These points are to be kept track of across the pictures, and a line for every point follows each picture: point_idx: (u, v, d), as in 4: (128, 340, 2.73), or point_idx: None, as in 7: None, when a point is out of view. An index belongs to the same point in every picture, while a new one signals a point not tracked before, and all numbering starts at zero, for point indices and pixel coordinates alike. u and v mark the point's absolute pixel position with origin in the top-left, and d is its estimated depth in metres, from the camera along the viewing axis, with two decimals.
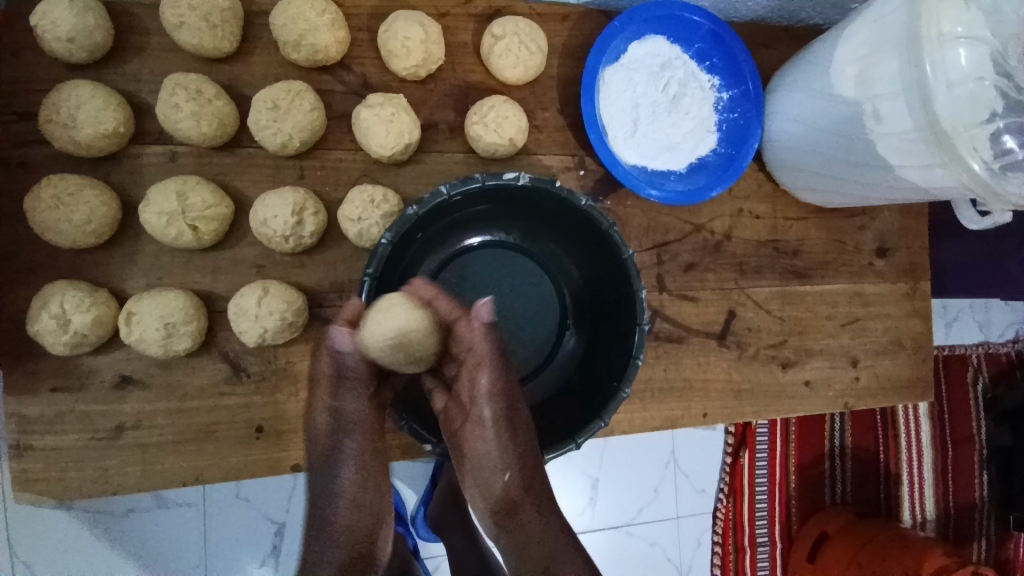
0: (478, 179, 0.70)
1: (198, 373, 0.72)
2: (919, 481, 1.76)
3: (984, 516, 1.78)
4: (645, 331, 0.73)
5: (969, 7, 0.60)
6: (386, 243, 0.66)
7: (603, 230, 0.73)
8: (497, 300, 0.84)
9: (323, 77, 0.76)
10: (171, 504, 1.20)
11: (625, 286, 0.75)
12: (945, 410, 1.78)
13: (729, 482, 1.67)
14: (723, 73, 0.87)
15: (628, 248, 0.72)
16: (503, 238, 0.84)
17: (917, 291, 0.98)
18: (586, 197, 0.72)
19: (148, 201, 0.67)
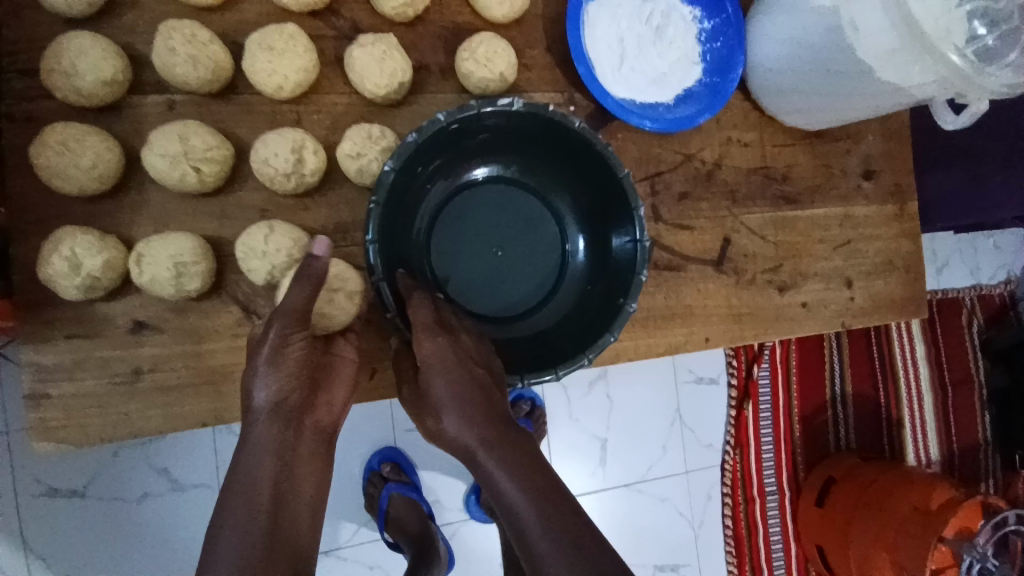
0: (474, 106, 0.72)
1: (210, 316, 0.74)
2: (921, 423, 1.79)
3: (988, 455, 1.82)
4: (646, 245, 0.76)
5: None
6: (390, 172, 0.69)
7: (598, 151, 0.75)
8: (500, 231, 0.87)
9: (315, 23, 0.77)
10: (186, 487, 1.22)
11: (623, 205, 0.78)
12: (942, 353, 1.81)
13: (735, 434, 1.70)
14: (703, 4, 0.89)
15: (625, 168, 0.75)
16: (501, 172, 0.87)
17: (905, 212, 1.01)
18: (579, 119, 0.74)
19: (151, 144, 0.68)
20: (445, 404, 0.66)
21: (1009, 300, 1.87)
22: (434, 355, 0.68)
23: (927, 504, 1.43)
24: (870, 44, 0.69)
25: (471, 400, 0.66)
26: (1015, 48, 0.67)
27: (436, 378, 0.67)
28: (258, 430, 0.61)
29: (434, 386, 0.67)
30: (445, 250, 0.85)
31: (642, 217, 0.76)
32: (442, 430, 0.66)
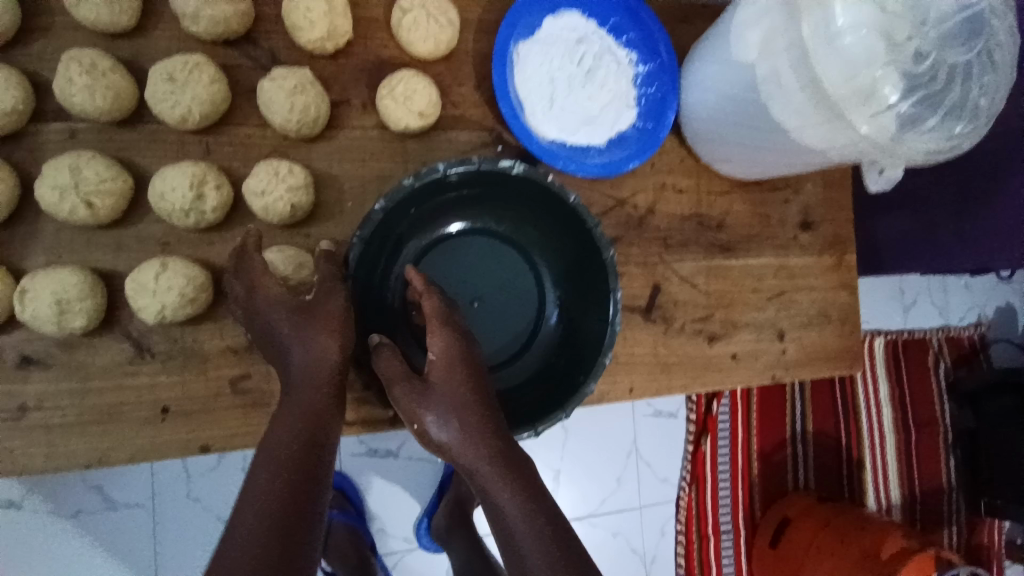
0: (476, 163, 0.72)
1: (101, 352, 0.71)
2: (883, 465, 1.76)
3: (951, 499, 1.80)
4: (616, 330, 0.74)
5: None
6: (379, 210, 0.69)
7: (588, 227, 0.74)
8: (478, 287, 0.83)
9: (229, 51, 0.75)
10: (120, 505, 1.17)
11: (603, 285, 0.76)
12: (908, 395, 1.79)
13: (691, 469, 1.67)
14: (639, 48, 0.88)
15: (611, 249, 0.73)
16: (494, 228, 0.84)
17: (843, 263, 1.00)
18: (575, 193, 0.74)
19: (42, 175, 0.66)
20: (454, 413, 0.62)
21: (979, 342, 1.86)
22: (449, 366, 0.65)
23: (880, 553, 1.41)
24: (783, 102, 0.67)
25: (472, 405, 0.63)
26: (936, 112, 0.62)
27: (444, 375, 0.64)
28: (289, 403, 0.61)
29: (443, 389, 0.63)
30: None
31: (618, 300, 0.74)
32: (436, 435, 0.62)
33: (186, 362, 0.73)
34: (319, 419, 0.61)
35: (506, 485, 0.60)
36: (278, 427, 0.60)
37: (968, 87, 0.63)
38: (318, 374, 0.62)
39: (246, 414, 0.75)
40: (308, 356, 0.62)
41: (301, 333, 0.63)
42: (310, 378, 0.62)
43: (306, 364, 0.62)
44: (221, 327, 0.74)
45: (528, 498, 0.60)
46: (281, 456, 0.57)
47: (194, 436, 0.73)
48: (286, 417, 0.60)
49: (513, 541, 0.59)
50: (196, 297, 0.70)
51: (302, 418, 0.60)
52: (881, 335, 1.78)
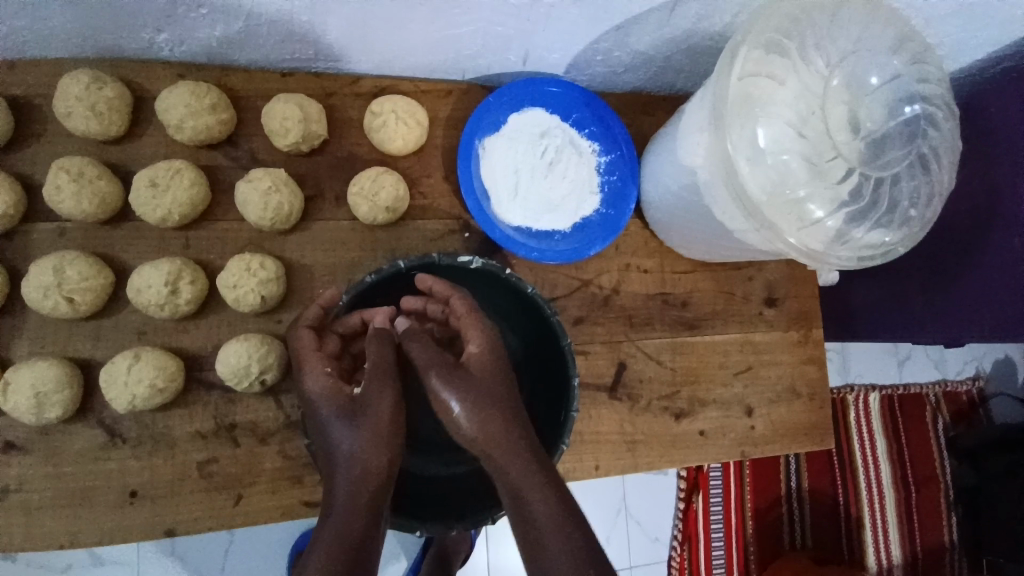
0: (435, 259, 0.76)
1: (75, 438, 0.74)
2: (883, 524, 1.72)
3: (955, 559, 1.75)
4: (575, 416, 0.76)
5: (783, 88, 0.63)
6: (342, 305, 0.75)
7: (546, 317, 0.77)
8: None
9: (211, 153, 0.81)
10: (105, 562, 1.17)
11: (561, 371, 0.79)
12: (906, 452, 1.75)
13: (683, 528, 1.62)
14: (602, 139, 0.93)
15: (567, 337, 0.76)
16: None
17: (810, 338, 1.01)
18: (533, 284, 0.77)
19: (28, 275, 0.71)
20: (485, 403, 0.66)
21: (978, 397, 1.83)
22: (484, 362, 0.71)
23: None
24: (723, 208, 0.72)
25: (502, 402, 0.68)
26: (862, 223, 0.66)
27: (480, 367, 0.69)
28: (340, 485, 0.63)
29: (477, 381, 0.68)
30: None
31: (576, 387, 0.76)
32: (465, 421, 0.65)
33: (156, 448, 0.76)
34: (370, 505, 0.62)
35: (533, 488, 0.62)
36: (330, 515, 0.61)
37: (895, 196, 0.67)
38: (363, 466, 0.63)
39: (213, 497, 0.77)
40: (356, 443, 0.65)
41: (350, 421, 0.66)
42: (361, 465, 0.63)
43: (358, 450, 0.64)
44: (191, 411, 0.77)
45: (557, 503, 0.62)
46: (333, 542, 0.58)
47: (161, 520, 0.75)
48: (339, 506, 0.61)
49: (544, 551, 0.59)
50: (166, 386, 0.73)
51: (354, 504, 0.62)
52: (876, 390, 1.75)
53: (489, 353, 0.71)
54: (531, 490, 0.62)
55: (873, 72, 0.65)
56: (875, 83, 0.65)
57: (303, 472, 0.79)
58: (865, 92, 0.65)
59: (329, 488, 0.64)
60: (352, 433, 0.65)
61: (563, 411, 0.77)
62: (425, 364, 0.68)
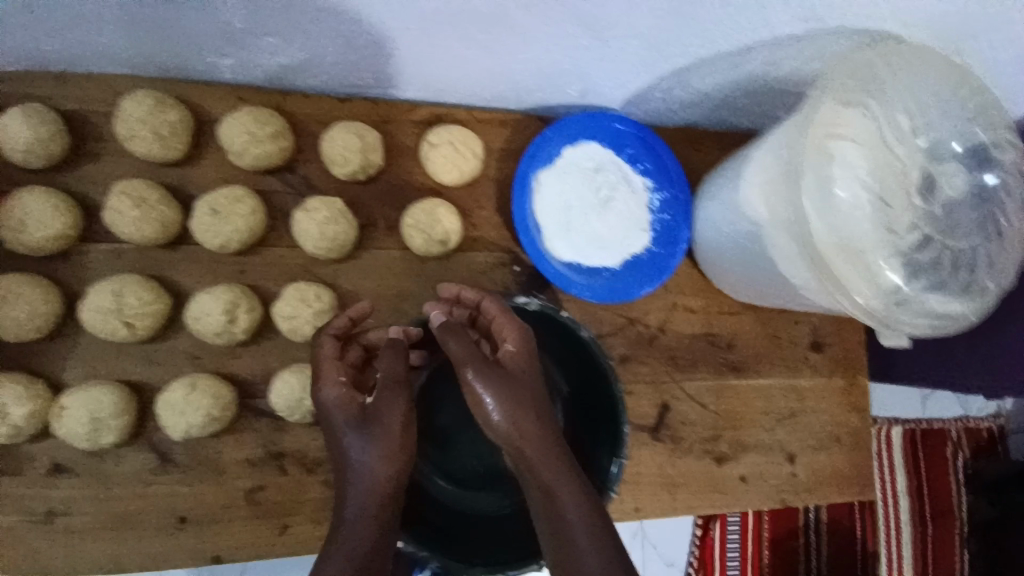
0: None
1: (125, 461, 0.75)
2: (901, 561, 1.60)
3: None
4: (622, 464, 0.76)
5: (862, 149, 0.61)
6: None
7: (598, 361, 0.78)
8: None
9: (268, 178, 0.80)
10: None
11: (609, 418, 0.79)
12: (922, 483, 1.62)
13: (699, 556, 1.53)
14: (655, 175, 0.91)
15: (619, 383, 0.77)
16: None
17: (855, 386, 1.00)
18: (587, 328, 0.78)
19: (88, 299, 0.71)
20: (521, 403, 0.64)
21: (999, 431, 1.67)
22: (519, 362, 0.69)
23: None
24: (788, 262, 0.70)
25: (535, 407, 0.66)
26: (939, 292, 0.64)
27: (517, 367, 0.68)
28: (351, 499, 0.64)
29: (513, 380, 0.66)
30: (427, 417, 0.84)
31: (626, 435, 0.76)
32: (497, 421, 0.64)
33: (204, 473, 0.76)
34: (380, 522, 0.64)
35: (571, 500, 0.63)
36: (341, 532, 0.62)
37: (973, 265, 0.64)
38: (372, 484, 0.64)
39: (258, 525, 0.77)
40: (367, 456, 0.64)
41: (362, 435, 0.64)
42: (370, 483, 0.64)
43: (369, 468, 0.64)
44: (241, 438, 0.77)
45: (594, 515, 0.63)
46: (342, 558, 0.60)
47: (207, 545, 0.76)
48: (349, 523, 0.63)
49: (574, 552, 0.60)
50: (220, 416, 0.73)
51: (364, 521, 0.63)
52: (898, 423, 1.62)
53: (522, 355, 0.69)
54: (569, 503, 0.63)
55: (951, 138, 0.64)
56: (955, 150, 0.64)
57: None
58: (943, 159, 0.63)
59: (341, 500, 0.65)
60: (365, 449, 0.64)
61: (609, 457, 0.77)
62: (462, 358, 0.65)
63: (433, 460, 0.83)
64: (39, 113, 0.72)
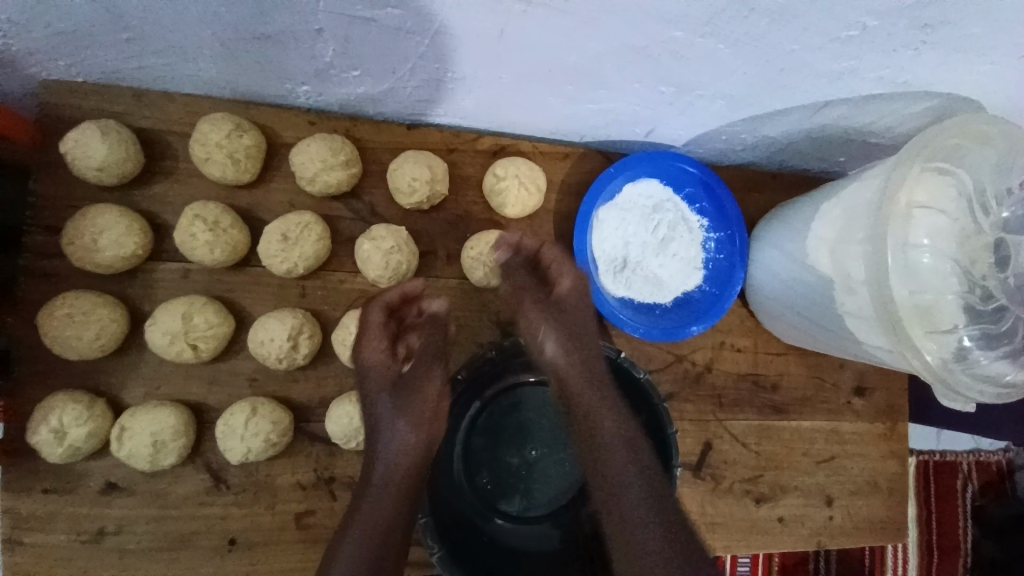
0: None
1: (181, 482, 0.75)
2: None
3: None
4: None
5: (944, 218, 0.62)
6: (459, 379, 0.78)
7: (654, 404, 0.80)
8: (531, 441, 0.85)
9: (334, 204, 0.81)
10: None
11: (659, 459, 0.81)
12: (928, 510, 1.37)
13: None
14: (712, 216, 0.92)
15: (673, 426, 0.79)
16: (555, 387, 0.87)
17: (895, 432, 1.00)
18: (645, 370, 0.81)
19: (156, 319, 0.72)
20: (573, 336, 0.75)
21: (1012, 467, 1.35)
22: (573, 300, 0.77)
23: None
24: (855, 318, 0.72)
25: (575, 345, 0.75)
26: (1009, 362, 0.64)
27: (569, 307, 0.76)
28: (383, 449, 0.70)
29: (565, 315, 0.75)
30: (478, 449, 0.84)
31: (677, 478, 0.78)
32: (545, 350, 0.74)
33: (257, 496, 0.76)
34: (399, 498, 0.70)
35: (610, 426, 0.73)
36: (365, 502, 0.69)
37: None
38: (403, 458, 0.70)
39: (307, 549, 0.77)
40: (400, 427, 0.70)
41: (396, 402, 0.71)
42: (394, 458, 0.70)
43: (396, 444, 0.71)
44: (293, 462, 0.77)
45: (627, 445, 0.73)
46: (384, 499, 0.69)
47: (256, 569, 0.76)
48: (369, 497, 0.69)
49: (607, 469, 0.72)
50: (278, 441, 0.73)
51: (397, 474, 0.70)
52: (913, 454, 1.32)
53: (575, 296, 0.77)
54: (607, 433, 0.73)
55: None
56: None
57: None
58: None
59: (370, 456, 0.71)
60: (396, 428, 0.71)
61: None
62: (518, 292, 0.76)
63: (484, 501, 0.83)
64: (119, 133, 0.73)
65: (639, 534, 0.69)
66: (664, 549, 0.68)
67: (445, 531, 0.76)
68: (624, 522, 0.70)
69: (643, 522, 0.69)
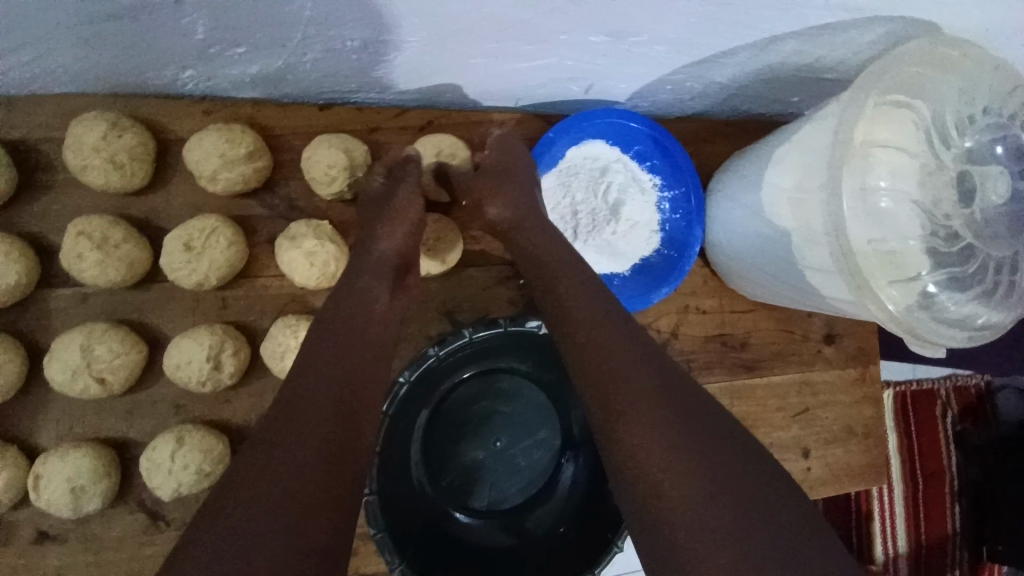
0: (502, 324, 0.74)
1: (115, 523, 0.69)
2: (891, 510, 1.30)
3: (957, 547, 1.32)
4: None
5: (903, 155, 0.57)
6: (403, 383, 0.70)
7: None
8: (494, 432, 0.82)
9: (246, 202, 0.72)
10: None
11: None
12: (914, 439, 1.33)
13: None
14: (664, 174, 0.86)
15: None
16: (514, 373, 0.83)
17: (867, 376, 0.98)
18: None
19: (53, 353, 0.64)
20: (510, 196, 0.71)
21: (988, 390, 1.37)
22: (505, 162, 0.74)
23: None
24: (816, 270, 0.68)
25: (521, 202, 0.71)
26: (978, 301, 0.60)
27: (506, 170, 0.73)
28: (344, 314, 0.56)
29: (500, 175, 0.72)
30: (439, 446, 0.80)
31: None
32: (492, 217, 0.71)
33: None
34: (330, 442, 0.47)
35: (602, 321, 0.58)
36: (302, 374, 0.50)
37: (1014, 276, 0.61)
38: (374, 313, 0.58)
39: None
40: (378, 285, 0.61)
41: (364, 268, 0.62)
42: (319, 390, 0.49)
43: (318, 372, 0.51)
44: None
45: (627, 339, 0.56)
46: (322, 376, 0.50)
47: None
48: (277, 442, 0.45)
49: (608, 372, 0.54)
50: (212, 470, 0.67)
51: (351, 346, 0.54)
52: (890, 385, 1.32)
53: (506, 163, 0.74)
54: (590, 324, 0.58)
55: (995, 141, 0.60)
56: (999, 154, 0.60)
57: (358, 543, 0.75)
58: (986, 163, 0.59)
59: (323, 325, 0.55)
60: (320, 353, 0.52)
61: None
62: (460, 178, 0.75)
63: (451, 499, 0.80)
64: None
65: (648, 445, 0.48)
66: (691, 442, 0.48)
67: (405, 541, 0.70)
68: (624, 415, 0.50)
69: (654, 411, 0.50)
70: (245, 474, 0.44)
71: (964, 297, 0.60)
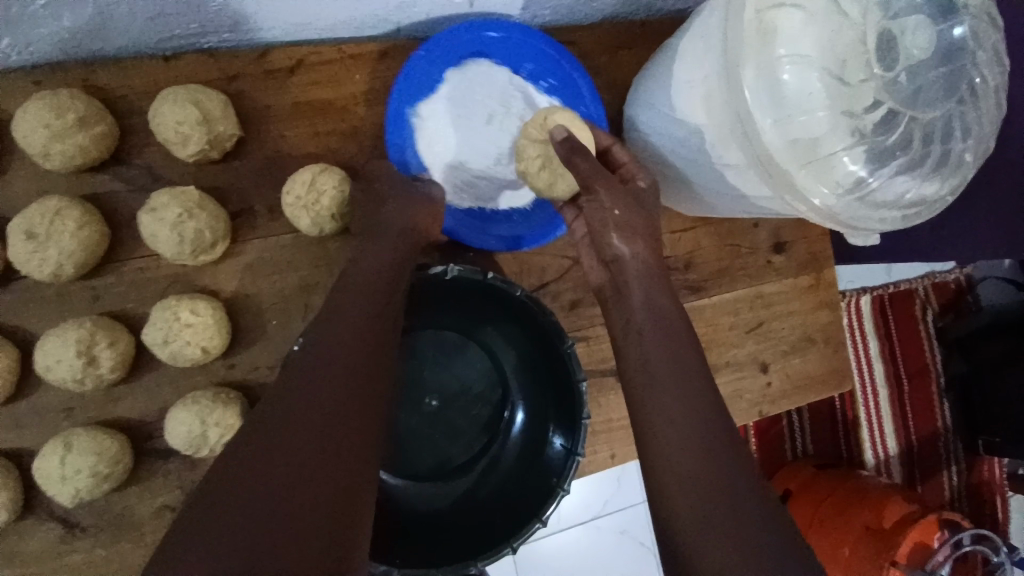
0: None
1: (25, 538, 0.64)
2: (878, 413, 1.28)
3: (950, 441, 1.31)
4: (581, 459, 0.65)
5: (804, 17, 0.50)
6: None
7: (542, 321, 0.67)
8: (432, 387, 0.78)
9: (99, 177, 0.65)
10: None
11: (568, 397, 0.69)
12: (895, 342, 1.28)
13: None
14: (563, 94, 0.76)
15: (569, 338, 0.66)
16: (447, 324, 0.78)
17: (821, 282, 0.93)
18: (521, 285, 0.67)
19: None
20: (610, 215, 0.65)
21: (967, 284, 1.33)
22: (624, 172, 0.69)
23: (879, 524, 1.02)
24: (734, 169, 0.61)
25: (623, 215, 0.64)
26: (904, 177, 0.54)
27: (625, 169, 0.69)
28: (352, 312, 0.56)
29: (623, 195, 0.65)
30: None
31: (588, 422, 0.65)
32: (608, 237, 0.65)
33: (118, 531, 0.66)
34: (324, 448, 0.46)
35: (633, 314, 0.62)
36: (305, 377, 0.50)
37: (946, 143, 0.54)
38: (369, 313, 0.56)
39: None
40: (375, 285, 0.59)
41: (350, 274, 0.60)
42: (319, 404, 0.48)
43: (328, 378, 0.50)
44: (149, 484, 0.66)
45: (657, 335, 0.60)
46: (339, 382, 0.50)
47: None
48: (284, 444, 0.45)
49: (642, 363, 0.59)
50: (112, 471, 0.62)
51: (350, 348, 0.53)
52: (868, 293, 1.26)
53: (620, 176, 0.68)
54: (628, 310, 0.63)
55: None
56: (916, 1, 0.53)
57: None
58: (904, 13, 0.52)
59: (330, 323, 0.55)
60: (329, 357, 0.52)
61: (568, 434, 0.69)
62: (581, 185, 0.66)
63: (394, 465, 0.77)
64: None
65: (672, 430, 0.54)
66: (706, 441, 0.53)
67: None
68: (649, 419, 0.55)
69: (677, 401, 0.55)
70: (233, 483, 0.43)
71: (888, 174, 0.54)
